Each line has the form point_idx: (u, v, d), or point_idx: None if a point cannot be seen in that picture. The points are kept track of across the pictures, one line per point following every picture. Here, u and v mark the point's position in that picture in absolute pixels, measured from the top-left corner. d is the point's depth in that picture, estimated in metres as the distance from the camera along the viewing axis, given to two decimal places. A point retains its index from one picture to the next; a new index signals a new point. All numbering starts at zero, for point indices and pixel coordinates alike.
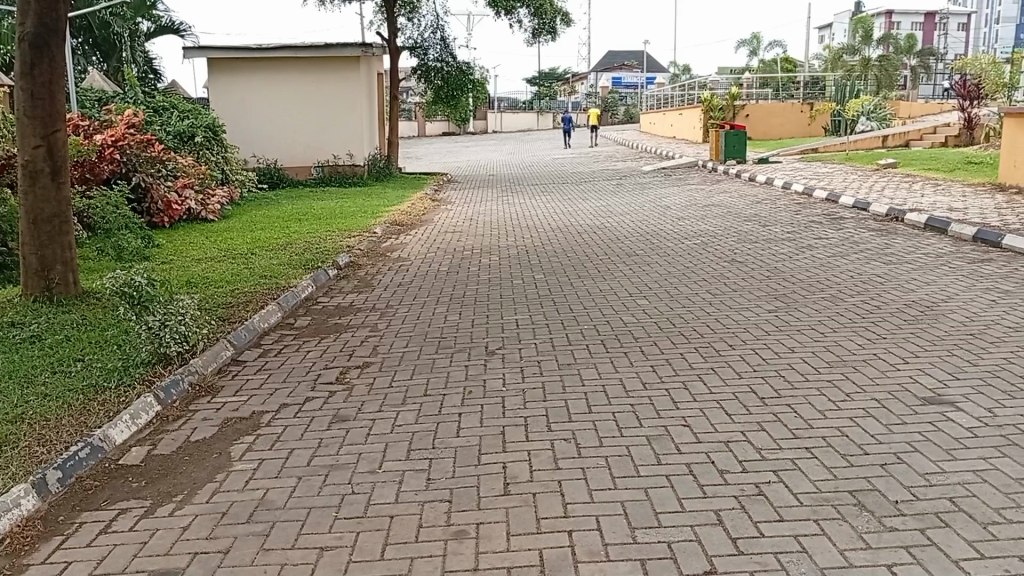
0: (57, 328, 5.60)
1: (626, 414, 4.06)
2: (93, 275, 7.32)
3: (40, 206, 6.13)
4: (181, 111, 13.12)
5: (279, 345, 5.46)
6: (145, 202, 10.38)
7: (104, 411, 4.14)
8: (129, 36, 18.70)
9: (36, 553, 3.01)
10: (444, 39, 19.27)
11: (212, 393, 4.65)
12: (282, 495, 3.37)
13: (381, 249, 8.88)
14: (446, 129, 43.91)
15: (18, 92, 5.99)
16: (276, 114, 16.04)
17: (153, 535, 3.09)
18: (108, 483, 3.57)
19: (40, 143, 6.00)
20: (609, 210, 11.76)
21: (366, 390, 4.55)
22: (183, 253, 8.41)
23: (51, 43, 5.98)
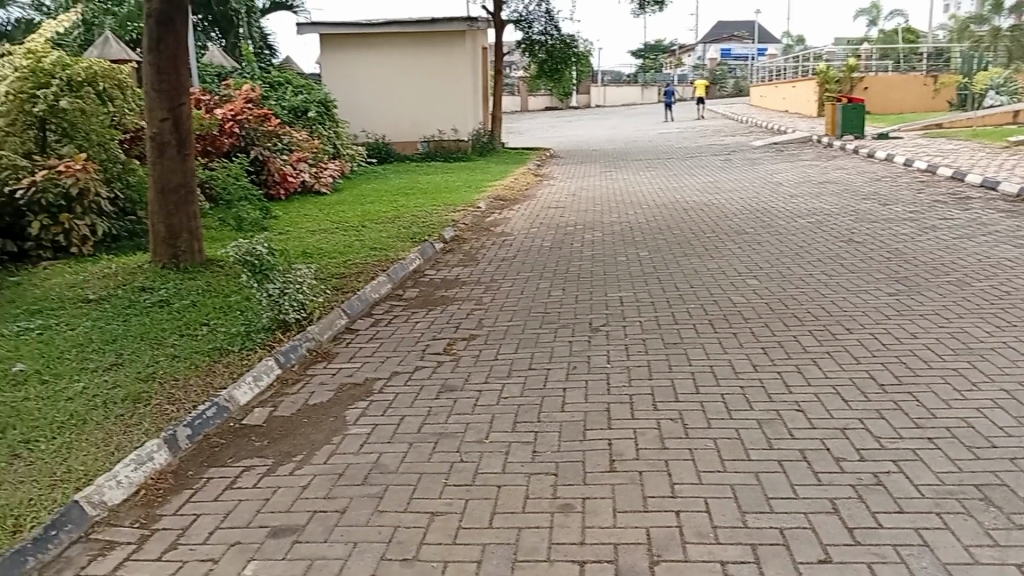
0: (184, 293, 5.95)
1: (735, 396, 4.00)
2: (217, 244, 7.72)
3: (167, 176, 6.48)
4: (296, 87, 13.53)
5: (389, 315, 5.63)
6: (263, 174, 10.86)
7: (229, 373, 4.39)
8: (244, 13, 19.34)
9: (168, 503, 3.20)
10: (549, 12, 19.10)
11: (328, 358, 4.86)
12: (394, 459, 3.50)
13: (486, 223, 8.99)
14: (549, 103, 43.77)
15: (146, 68, 6.35)
16: (384, 88, 16.36)
17: (274, 492, 3.26)
18: (232, 442, 3.77)
19: (165, 117, 6.35)
20: (718, 187, 11.48)
21: (473, 361, 4.64)
22: (298, 224, 8.75)
23: (175, 18, 6.29)
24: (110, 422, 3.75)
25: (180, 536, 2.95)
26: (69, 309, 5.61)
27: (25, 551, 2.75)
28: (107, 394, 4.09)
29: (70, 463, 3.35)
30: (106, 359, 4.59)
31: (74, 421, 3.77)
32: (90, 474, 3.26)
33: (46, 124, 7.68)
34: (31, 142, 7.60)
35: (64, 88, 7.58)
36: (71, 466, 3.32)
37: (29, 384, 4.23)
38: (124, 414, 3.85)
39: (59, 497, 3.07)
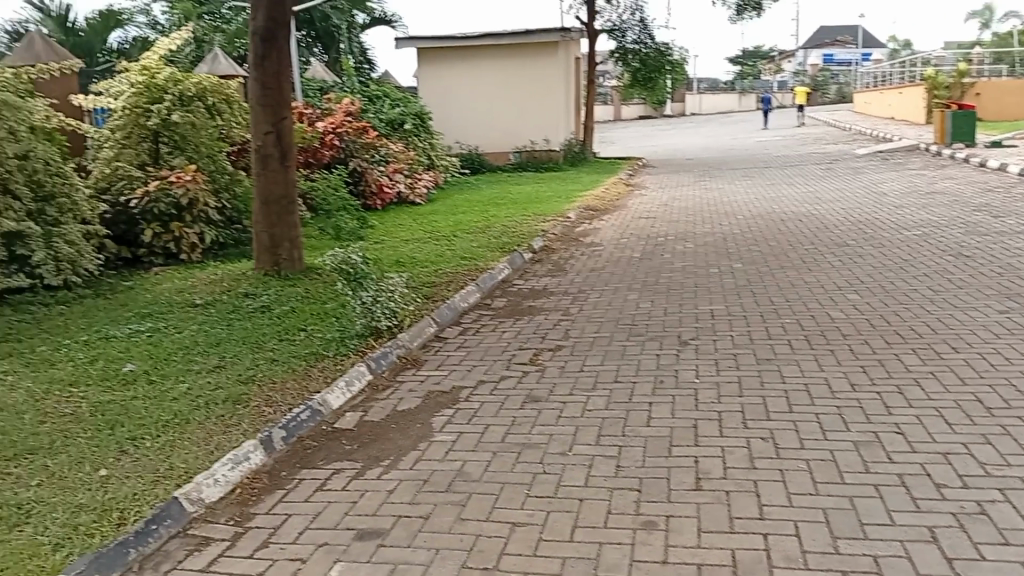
0: (283, 299, 6.20)
1: (830, 416, 3.85)
2: (315, 253, 8.00)
3: (270, 187, 6.76)
4: (393, 99, 13.88)
5: (477, 324, 5.70)
6: (361, 185, 11.16)
7: (324, 377, 4.54)
8: (346, 28, 19.99)
9: (262, 502, 3.34)
10: (643, 21, 18.96)
11: (417, 365, 4.96)
12: (478, 468, 3.53)
13: (575, 234, 8.99)
14: (642, 112, 43.42)
15: (251, 84, 6.66)
16: (477, 100, 16.60)
17: (362, 496, 3.35)
18: (324, 444, 3.89)
19: (269, 130, 6.64)
20: (817, 197, 11.12)
21: (558, 372, 4.65)
22: (393, 234, 8.97)
23: (279, 36, 6.57)
24: (211, 423, 3.94)
25: (271, 535, 3.07)
26: (177, 313, 5.92)
27: (128, 543, 2.92)
28: (210, 394, 4.30)
29: (173, 460, 3.54)
30: (210, 362, 4.82)
31: (178, 420, 3.98)
32: (190, 471, 3.43)
33: (159, 137, 8.15)
34: (146, 154, 8.08)
35: (176, 103, 8.02)
36: (173, 463, 3.51)
37: (138, 384, 4.50)
38: (225, 414, 4.04)
39: (161, 493, 3.25)
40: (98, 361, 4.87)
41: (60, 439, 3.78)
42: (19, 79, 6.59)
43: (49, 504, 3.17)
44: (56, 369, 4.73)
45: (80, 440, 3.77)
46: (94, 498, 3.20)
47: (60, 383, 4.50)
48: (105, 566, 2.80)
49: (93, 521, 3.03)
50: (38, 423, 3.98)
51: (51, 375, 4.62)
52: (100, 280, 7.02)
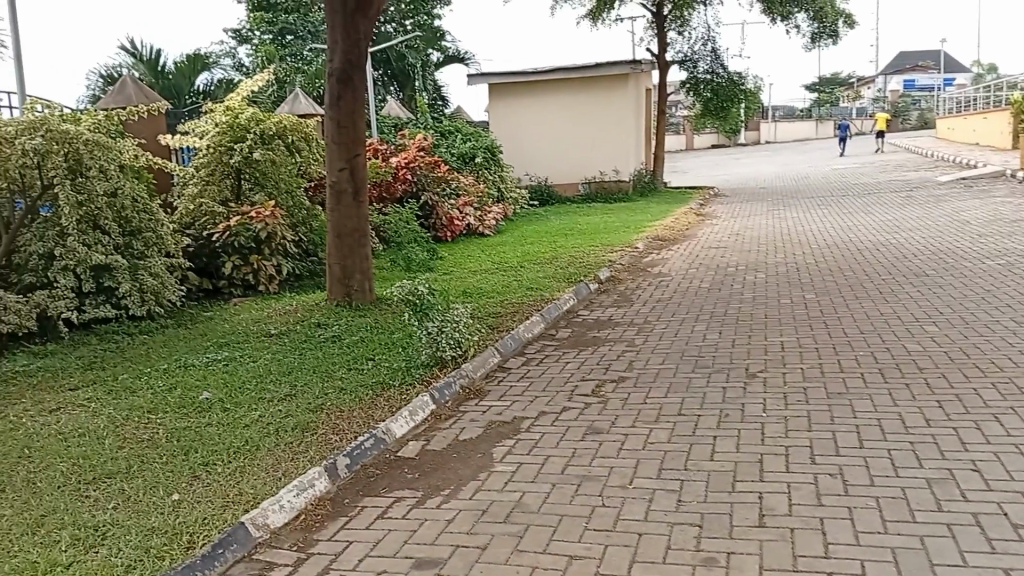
0: (353, 329, 6.35)
1: (904, 453, 3.70)
2: (385, 284, 8.18)
3: (343, 221, 6.97)
4: (465, 134, 14.14)
5: (541, 355, 5.72)
6: (432, 219, 11.40)
7: (389, 406, 4.62)
8: (420, 65, 20.56)
9: (325, 529, 3.39)
10: (715, 51, 18.89)
11: (480, 395, 4.99)
12: (536, 500, 3.49)
13: (643, 264, 8.94)
14: (716, 141, 43.02)
15: (328, 122, 6.90)
16: (548, 133, 16.75)
17: (421, 524, 3.34)
18: (387, 472, 3.94)
19: (344, 167, 6.86)
20: (896, 225, 10.77)
21: (621, 404, 4.61)
22: (461, 265, 9.10)
23: (354, 76, 6.81)
24: (280, 449, 4.06)
25: (332, 561, 3.10)
26: (252, 343, 6.13)
27: (194, 566, 3.02)
28: (280, 422, 4.43)
29: (242, 486, 3.65)
30: (281, 390, 4.97)
31: (248, 447, 4.11)
32: (258, 497, 3.53)
33: (240, 174, 8.53)
34: (228, 190, 8.45)
35: (257, 141, 8.37)
36: (241, 489, 3.62)
37: (212, 411, 4.67)
38: (293, 442, 4.15)
39: (229, 517, 3.35)
40: (177, 389, 5.08)
41: (137, 463, 3.95)
42: (112, 120, 6.99)
43: (123, 527, 3.31)
44: (136, 397, 4.96)
45: (155, 465, 3.94)
46: (166, 522, 3.33)
47: (140, 410, 4.72)
48: None
49: (163, 544, 3.15)
50: (117, 447, 4.17)
51: (132, 402, 4.84)
52: (181, 310, 7.32)
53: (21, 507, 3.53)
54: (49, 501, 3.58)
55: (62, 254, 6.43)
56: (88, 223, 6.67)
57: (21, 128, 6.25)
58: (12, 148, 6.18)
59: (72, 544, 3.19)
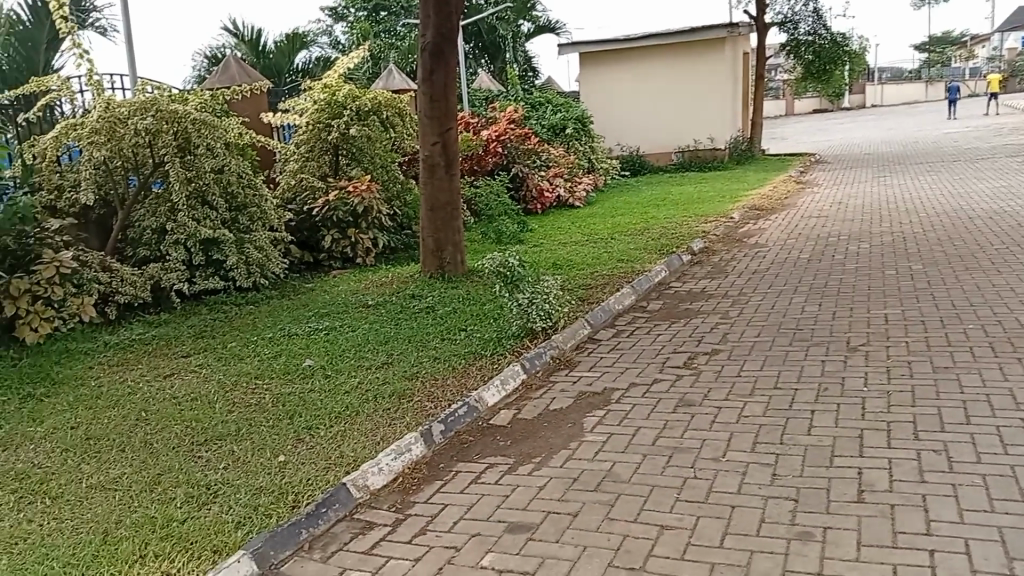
0: (446, 300, 6.47)
1: (1014, 430, 3.54)
2: (477, 256, 8.29)
3: (436, 195, 7.09)
4: (556, 104, 14.04)
5: (632, 326, 5.69)
6: (522, 190, 11.46)
7: (481, 376, 4.71)
8: (511, 37, 20.46)
9: (421, 491, 3.49)
10: (817, 11, 18.08)
11: (571, 366, 5.03)
12: (627, 469, 3.47)
13: (738, 234, 8.74)
14: (817, 106, 41.43)
15: (420, 97, 7.01)
16: (641, 100, 16.46)
17: (513, 490, 3.37)
18: (480, 439, 4.02)
19: (436, 141, 6.97)
20: (1013, 191, 10.15)
21: (714, 376, 4.55)
22: (552, 237, 9.13)
23: (446, 50, 6.88)
24: (378, 415, 4.22)
25: (428, 523, 3.18)
26: (351, 313, 6.34)
27: (300, 524, 3.18)
28: (378, 389, 4.59)
29: (343, 449, 3.82)
30: (378, 358, 5.14)
31: (348, 412, 4.28)
32: (358, 460, 3.68)
33: (338, 150, 8.77)
34: (327, 166, 8.74)
35: (353, 118, 8.55)
36: (342, 452, 3.78)
37: (315, 378, 4.88)
38: (390, 408, 4.30)
39: (331, 478, 3.52)
40: (281, 357, 5.32)
41: (246, 426, 4.18)
42: (216, 100, 7.28)
43: (234, 486, 3.52)
44: (244, 364, 5.22)
45: (262, 428, 4.16)
46: (272, 482, 3.53)
47: (247, 376, 4.98)
48: (280, 544, 3.07)
49: (270, 503, 3.33)
50: (227, 411, 4.42)
51: (240, 369, 5.11)
52: (284, 282, 7.63)
53: (141, 466, 3.81)
54: (166, 461, 3.84)
55: (174, 229, 6.81)
56: (197, 199, 7.03)
57: (134, 109, 6.59)
58: (126, 129, 6.54)
59: (187, 501, 3.42)
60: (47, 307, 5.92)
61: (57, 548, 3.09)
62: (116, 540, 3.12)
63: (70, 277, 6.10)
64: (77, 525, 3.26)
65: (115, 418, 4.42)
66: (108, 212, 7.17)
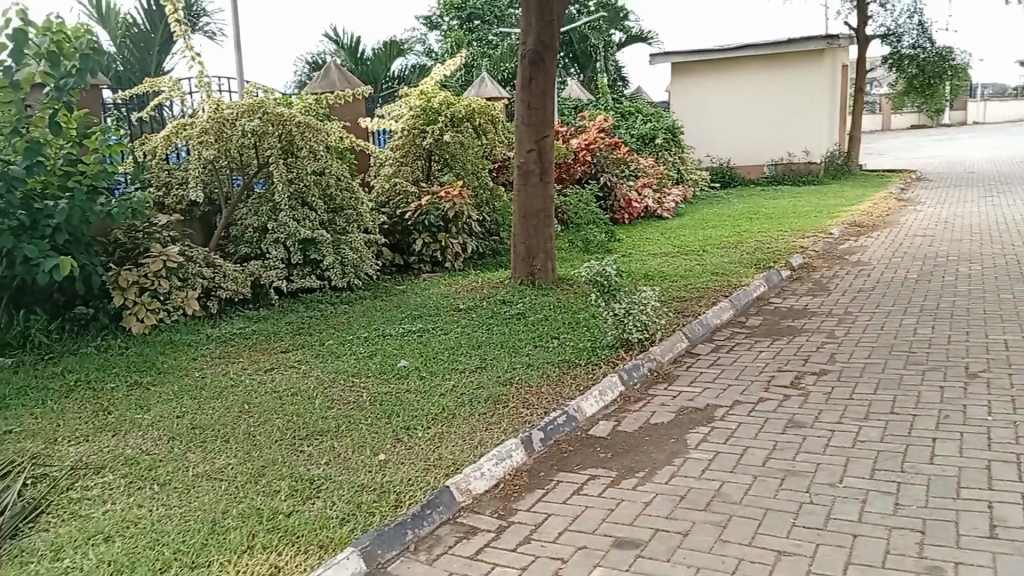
0: (538, 307, 6.43)
1: None
2: (567, 264, 8.23)
3: (529, 201, 7.06)
4: (646, 114, 13.87)
5: (732, 342, 5.53)
6: (609, 200, 11.35)
7: (579, 385, 4.64)
8: (602, 46, 20.35)
9: (524, 499, 3.45)
10: (922, 24, 17.36)
11: (669, 380, 4.91)
12: (737, 490, 3.35)
13: (838, 251, 8.44)
14: (915, 121, 39.92)
15: (518, 104, 7.02)
16: (734, 111, 16.16)
17: (619, 504, 3.29)
18: (580, 449, 3.95)
19: (532, 148, 6.96)
20: None
21: (823, 398, 4.37)
22: (641, 247, 9.00)
23: (545, 57, 6.87)
24: (475, 419, 4.20)
25: (532, 532, 3.13)
26: (444, 316, 6.37)
27: (405, 524, 3.17)
28: (474, 392, 4.58)
29: (442, 451, 3.80)
30: (472, 362, 5.14)
31: (445, 414, 4.28)
32: (459, 463, 3.66)
33: (431, 156, 8.86)
34: (420, 171, 8.85)
35: (447, 124, 8.60)
36: (441, 454, 3.77)
37: (410, 378, 4.90)
38: (487, 412, 4.27)
39: (433, 480, 3.50)
40: (376, 356, 5.37)
41: (346, 423, 4.22)
42: (319, 104, 7.45)
43: (336, 482, 3.55)
44: (342, 361, 5.30)
45: (362, 425, 4.19)
46: (374, 480, 3.54)
47: (345, 373, 5.04)
48: (386, 544, 3.06)
49: (373, 501, 3.34)
50: (327, 407, 4.47)
51: (337, 366, 5.19)
52: (377, 283, 7.74)
53: (245, 457, 3.88)
54: (269, 453, 3.91)
55: (275, 228, 7.00)
56: (297, 199, 7.20)
57: (242, 110, 6.78)
58: (233, 130, 6.73)
59: (291, 494, 3.46)
60: (154, 299, 6.14)
61: (167, 533, 3.15)
62: (224, 529, 3.17)
63: (176, 271, 6.31)
64: (185, 513, 3.33)
65: (219, 409, 4.53)
66: (212, 210, 7.41)
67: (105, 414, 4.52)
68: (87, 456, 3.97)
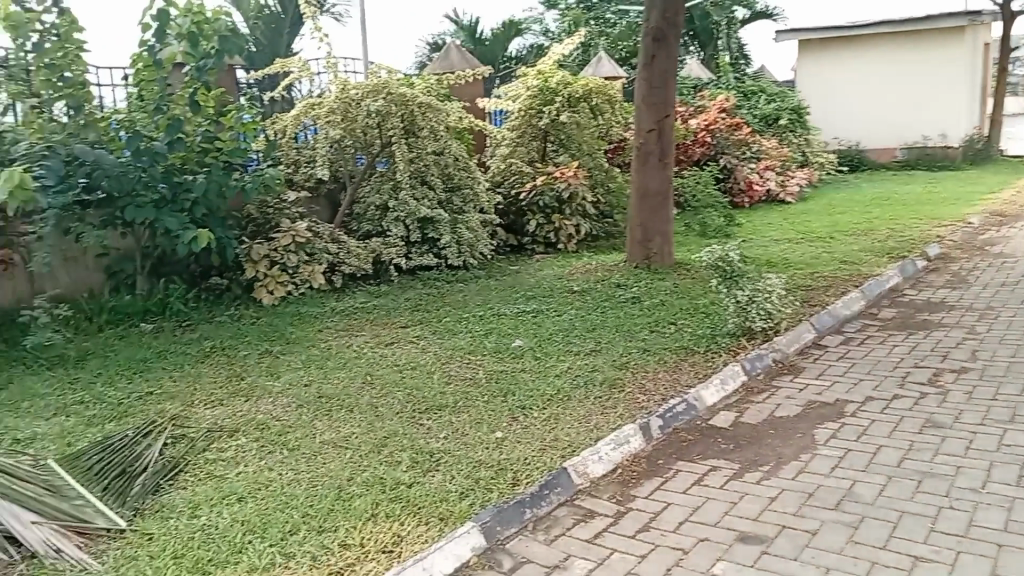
0: (655, 292, 6.32)
1: None
2: (684, 248, 8.06)
3: (648, 182, 6.93)
4: (770, 94, 13.37)
5: (863, 335, 5.28)
6: (729, 182, 11.07)
7: (699, 373, 4.54)
8: (725, 23, 19.71)
9: (642, 486, 3.40)
10: None
11: (794, 372, 4.72)
12: (869, 490, 3.19)
13: (979, 241, 7.90)
14: None
15: (639, 84, 6.89)
16: (864, 92, 15.36)
17: (742, 498, 3.20)
18: (701, 439, 3.86)
19: (652, 128, 6.82)
20: None
21: (964, 398, 4.10)
22: (763, 232, 8.70)
23: (669, 35, 6.70)
24: (590, 402, 4.17)
25: (652, 520, 3.09)
26: (559, 298, 6.36)
27: (524, 503, 3.19)
28: (589, 375, 4.56)
29: (558, 433, 3.80)
30: (587, 345, 5.10)
31: (561, 395, 4.28)
32: (575, 445, 3.65)
33: (548, 137, 8.83)
34: (535, 152, 8.83)
35: (564, 104, 8.55)
36: (557, 435, 3.77)
37: (525, 358, 4.92)
38: (603, 396, 4.24)
39: (549, 461, 3.51)
40: (491, 335, 5.42)
41: (463, 399, 4.29)
42: (440, 84, 7.55)
43: (455, 456, 3.61)
44: (459, 339, 5.37)
45: (479, 402, 4.25)
46: (491, 457, 3.57)
47: (461, 351, 5.12)
48: (505, 521, 3.09)
49: (491, 478, 3.38)
50: (445, 383, 4.55)
51: (454, 343, 5.27)
52: (491, 263, 7.81)
53: (368, 427, 4.00)
54: (391, 424, 4.01)
55: (396, 206, 7.17)
56: (417, 179, 7.34)
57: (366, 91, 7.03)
58: (358, 110, 6.92)
59: (412, 466, 3.54)
60: (283, 273, 6.41)
61: (296, 497, 3.29)
62: (349, 496, 3.28)
63: (303, 246, 6.56)
64: (312, 478, 3.47)
65: (344, 379, 4.69)
66: (337, 188, 7.65)
67: (237, 379, 4.77)
68: (221, 419, 4.19)
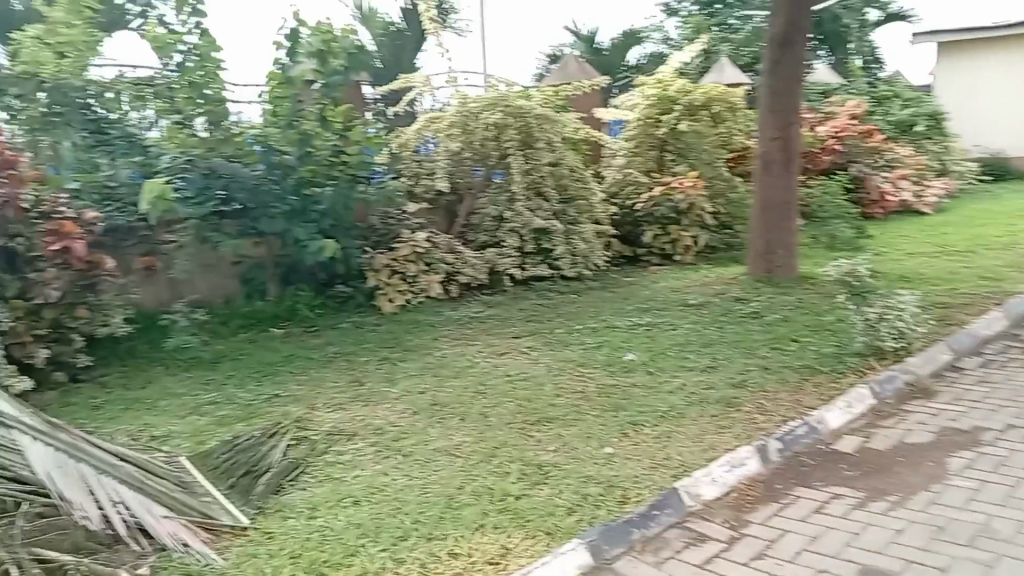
0: (776, 307, 6.09)
1: None
2: (808, 261, 7.72)
3: (771, 192, 6.69)
4: (905, 100, 12.67)
5: (1007, 358, 4.89)
6: (860, 192, 10.51)
7: (822, 395, 4.33)
8: (857, 26, 18.86)
9: (758, 511, 3.27)
10: None
11: (928, 395, 4.42)
12: (1009, 527, 2.94)
13: None
14: None
15: (763, 91, 6.67)
16: (1011, 97, 14.31)
17: (865, 529, 3.02)
18: (822, 464, 3.68)
19: (776, 136, 6.58)
20: None
21: None
22: (895, 245, 8.22)
23: (795, 39, 6.45)
24: (705, 420, 4.05)
25: (767, 547, 2.96)
26: (675, 311, 6.23)
27: (632, 522, 3.13)
28: (704, 393, 4.43)
29: (670, 451, 3.71)
30: (702, 361, 4.96)
31: (674, 412, 4.18)
32: (687, 466, 3.55)
33: (666, 147, 8.68)
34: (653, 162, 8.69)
35: (683, 113, 8.43)
36: (668, 454, 3.68)
37: (637, 373, 4.84)
38: (718, 415, 4.11)
39: (660, 480, 3.43)
40: (603, 348, 5.37)
41: (574, 412, 4.26)
42: (557, 95, 7.58)
43: (565, 471, 3.58)
44: (571, 351, 5.34)
45: (589, 415, 4.21)
46: (601, 473, 3.52)
47: (572, 363, 5.09)
48: (612, 539, 3.04)
49: (599, 494, 3.33)
50: (556, 395, 4.54)
51: (565, 355, 5.25)
52: (606, 274, 7.75)
53: (479, 437, 4.03)
54: (501, 435, 4.03)
55: (511, 217, 7.22)
56: (532, 190, 7.37)
57: (484, 104, 7.19)
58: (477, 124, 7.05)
59: (522, 478, 3.54)
60: (402, 282, 6.59)
61: (408, 503, 3.36)
62: (459, 505, 3.32)
63: (421, 256, 6.72)
64: (424, 485, 3.53)
65: (457, 388, 4.75)
66: None
67: (356, 385, 4.92)
68: (340, 423, 4.33)
